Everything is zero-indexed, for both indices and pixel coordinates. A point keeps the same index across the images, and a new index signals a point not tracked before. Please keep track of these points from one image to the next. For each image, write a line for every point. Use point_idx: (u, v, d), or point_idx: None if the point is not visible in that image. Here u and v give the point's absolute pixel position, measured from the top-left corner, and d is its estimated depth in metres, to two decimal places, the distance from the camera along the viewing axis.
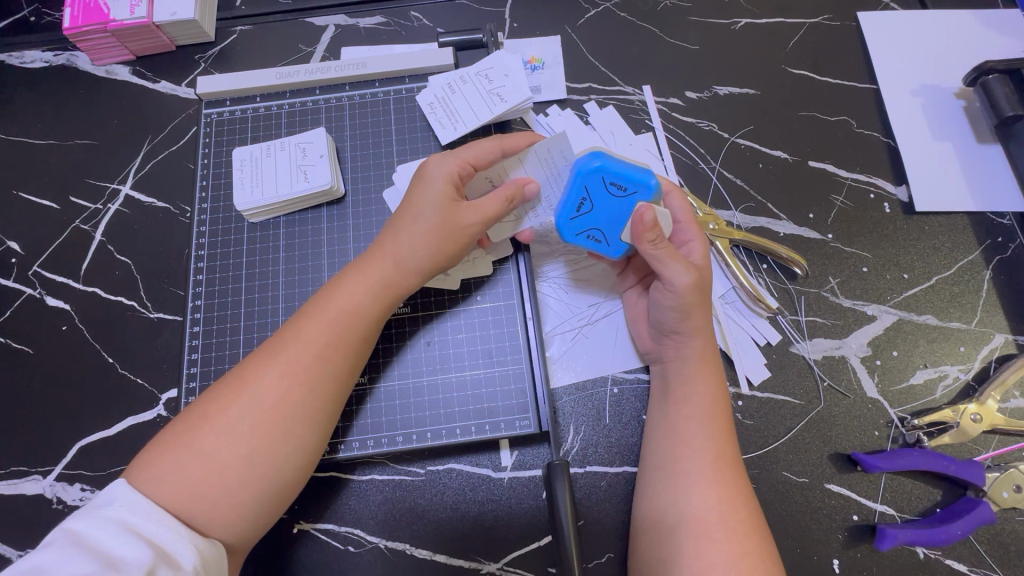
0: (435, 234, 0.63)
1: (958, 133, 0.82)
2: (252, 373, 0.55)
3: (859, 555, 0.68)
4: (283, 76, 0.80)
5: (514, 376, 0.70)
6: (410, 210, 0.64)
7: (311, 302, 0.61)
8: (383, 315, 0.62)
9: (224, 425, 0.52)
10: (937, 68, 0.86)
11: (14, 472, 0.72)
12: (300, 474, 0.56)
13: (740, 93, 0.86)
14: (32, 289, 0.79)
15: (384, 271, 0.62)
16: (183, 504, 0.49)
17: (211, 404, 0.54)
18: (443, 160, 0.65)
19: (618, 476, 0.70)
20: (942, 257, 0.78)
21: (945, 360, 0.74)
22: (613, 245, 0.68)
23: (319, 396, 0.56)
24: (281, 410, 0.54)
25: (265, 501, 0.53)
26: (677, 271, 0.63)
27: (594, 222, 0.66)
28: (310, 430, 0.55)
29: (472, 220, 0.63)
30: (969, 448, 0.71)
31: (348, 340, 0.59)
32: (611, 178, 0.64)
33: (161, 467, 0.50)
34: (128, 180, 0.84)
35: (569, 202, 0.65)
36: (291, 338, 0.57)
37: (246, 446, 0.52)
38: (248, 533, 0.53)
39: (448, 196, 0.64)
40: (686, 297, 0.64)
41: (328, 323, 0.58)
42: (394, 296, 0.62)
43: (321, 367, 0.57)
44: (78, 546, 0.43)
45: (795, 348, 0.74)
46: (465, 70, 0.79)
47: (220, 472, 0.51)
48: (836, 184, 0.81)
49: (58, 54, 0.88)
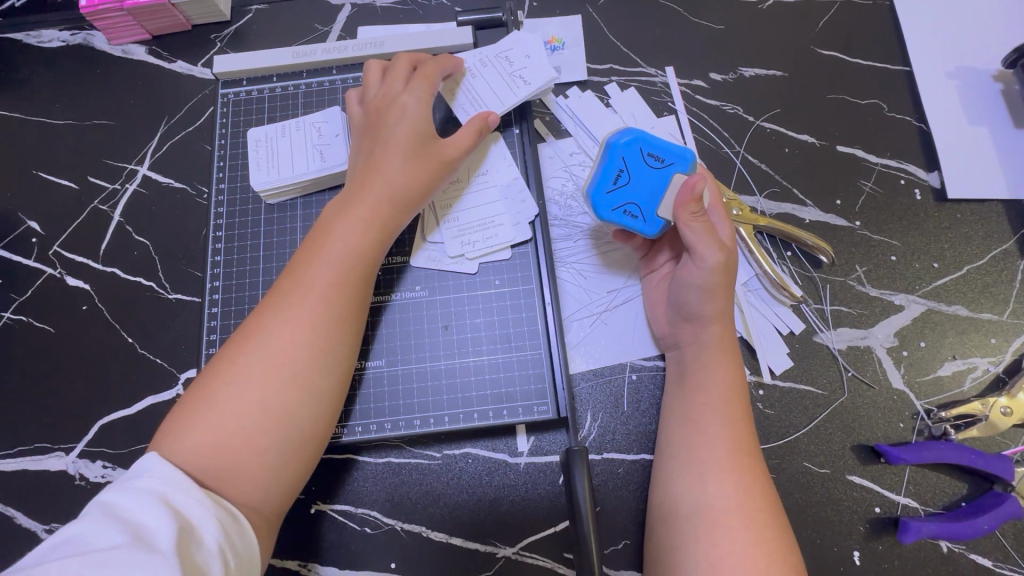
0: (419, 160, 0.64)
1: (994, 118, 0.79)
2: (257, 324, 0.55)
3: (881, 547, 0.67)
4: (299, 55, 0.79)
5: (532, 361, 0.69)
6: (394, 141, 0.64)
7: (307, 249, 0.61)
8: (379, 248, 0.62)
9: (235, 376, 0.52)
10: (974, 49, 0.82)
11: (37, 448, 0.73)
12: (322, 420, 0.55)
13: (767, 75, 0.83)
14: (52, 269, 0.80)
15: (375, 209, 0.62)
16: (210, 462, 0.49)
17: (219, 360, 0.54)
18: (416, 88, 0.67)
19: (635, 464, 0.70)
20: (974, 246, 0.76)
21: (975, 352, 0.72)
22: (651, 222, 0.66)
23: (325, 337, 0.56)
24: (287, 355, 0.54)
25: (288, 453, 0.53)
26: (710, 249, 0.63)
27: (632, 194, 0.66)
28: (321, 372, 0.55)
29: (446, 148, 0.66)
30: (998, 442, 0.69)
31: (348, 279, 0.59)
32: (648, 150, 0.66)
33: (180, 428, 0.51)
34: (146, 160, 0.83)
35: (606, 174, 0.66)
36: (292, 285, 0.57)
37: (258, 391, 0.52)
38: (275, 488, 0.53)
39: (427, 123, 0.66)
40: (714, 277, 0.63)
41: (328, 265, 0.58)
42: (384, 227, 0.62)
43: (324, 308, 0.56)
44: (111, 518, 0.43)
45: (819, 338, 0.73)
46: (485, 53, 0.76)
47: (237, 420, 0.51)
48: (865, 169, 0.79)
49: (75, 33, 0.88)
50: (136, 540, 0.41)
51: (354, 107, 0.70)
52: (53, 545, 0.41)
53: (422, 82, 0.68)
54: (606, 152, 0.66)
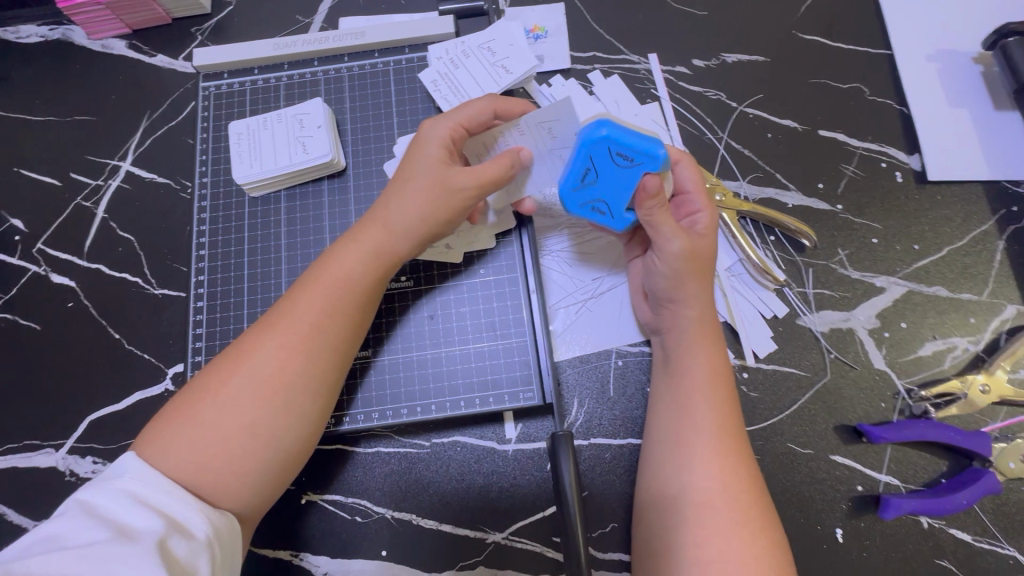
0: (427, 193, 0.61)
1: (974, 99, 0.80)
2: (250, 345, 0.55)
3: (863, 524, 0.68)
4: (280, 47, 0.79)
5: (518, 349, 0.70)
6: (407, 173, 0.62)
7: (306, 272, 0.60)
8: (378, 281, 0.61)
9: (224, 397, 0.52)
10: (954, 32, 0.83)
11: (26, 445, 0.74)
12: (306, 442, 0.56)
13: (749, 61, 0.83)
14: (37, 266, 0.79)
15: (373, 236, 0.61)
16: (188, 474, 0.49)
17: (208, 377, 0.54)
18: (437, 122, 0.64)
19: (622, 448, 0.71)
20: (954, 227, 0.76)
21: (955, 332, 0.73)
22: (619, 218, 0.66)
23: (317, 366, 0.56)
24: (279, 381, 0.54)
25: (270, 469, 0.53)
26: (670, 239, 0.63)
27: (599, 192, 0.64)
28: (310, 400, 0.55)
29: (466, 181, 0.60)
30: (977, 419, 0.70)
31: (343, 307, 0.58)
32: (616, 149, 0.61)
33: (162, 440, 0.50)
34: (129, 156, 0.83)
35: (574, 170, 0.63)
36: (287, 309, 0.57)
37: (247, 415, 0.52)
38: (255, 502, 0.53)
39: (446, 154, 0.62)
40: (678, 265, 0.64)
41: (323, 293, 0.58)
42: (383, 258, 0.61)
43: (319, 336, 0.56)
44: (91, 516, 0.43)
45: (802, 321, 0.73)
46: (467, 42, 0.77)
47: (222, 441, 0.51)
48: (847, 153, 0.79)
49: (54, 28, 0.87)
50: (119, 536, 0.42)
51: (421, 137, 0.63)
52: (32, 542, 0.42)
53: (448, 116, 0.64)
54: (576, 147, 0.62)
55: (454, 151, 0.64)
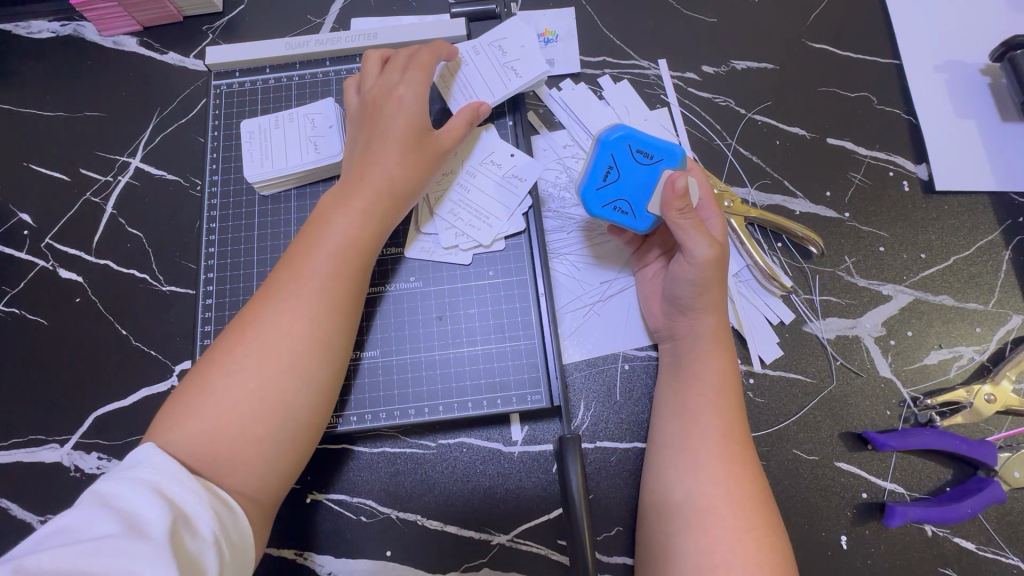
0: (417, 151, 0.65)
1: (981, 111, 0.80)
2: (255, 313, 0.56)
3: (867, 532, 0.68)
4: (293, 47, 0.79)
5: (526, 351, 0.70)
6: (390, 122, 0.65)
7: (305, 239, 0.61)
8: (375, 238, 0.62)
9: (233, 363, 0.53)
10: (963, 43, 0.83)
11: (31, 440, 0.73)
12: (316, 411, 0.56)
13: (759, 68, 0.84)
14: (45, 261, 0.79)
15: (365, 192, 0.62)
16: (206, 445, 0.50)
17: (219, 346, 0.54)
18: (410, 78, 0.67)
19: (627, 452, 0.71)
20: (961, 237, 0.77)
21: (961, 342, 0.73)
22: (640, 217, 0.66)
23: (321, 328, 0.56)
24: (285, 344, 0.54)
25: (284, 440, 0.53)
26: (700, 244, 0.63)
27: (621, 192, 0.66)
28: (317, 363, 0.55)
29: (449, 143, 0.67)
30: (982, 429, 0.71)
31: (346, 271, 0.59)
32: (637, 147, 0.65)
33: (179, 413, 0.51)
34: (138, 152, 0.83)
35: (596, 172, 0.66)
36: (290, 274, 0.57)
37: (256, 380, 0.52)
38: (271, 477, 0.53)
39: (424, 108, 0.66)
40: (705, 271, 0.64)
41: (326, 256, 0.58)
42: (380, 216, 0.62)
43: (323, 299, 0.57)
44: (104, 510, 0.43)
45: (808, 328, 0.74)
46: (476, 42, 0.75)
47: (232, 407, 0.51)
48: (855, 161, 0.80)
49: (65, 24, 0.87)
50: (129, 532, 0.41)
51: (352, 97, 0.70)
52: (47, 534, 0.42)
53: (416, 71, 0.67)
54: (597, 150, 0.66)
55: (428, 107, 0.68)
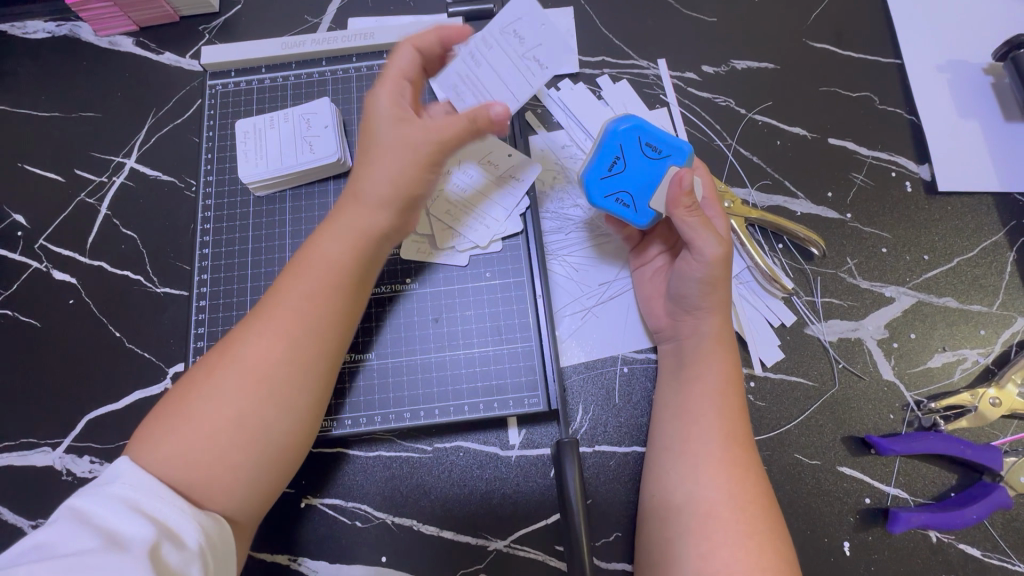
0: (397, 158, 0.59)
1: (984, 110, 0.79)
2: (235, 338, 0.55)
3: (870, 538, 0.67)
4: (289, 46, 0.79)
5: (523, 354, 0.69)
6: (372, 138, 0.62)
7: (292, 265, 0.60)
8: (361, 261, 0.60)
9: (210, 389, 0.52)
10: (965, 42, 0.82)
11: (22, 444, 0.73)
12: (298, 433, 0.54)
13: (759, 67, 0.83)
14: (38, 263, 0.79)
15: (351, 215, 0.60)
16: (179, 471, 0.48)
17: (199, 371, 0.54)
18: (381, 86, 0.62)
19: (626, 456, 0.70)
20: (964, 238, 0.76)
21: (965, 344, 0.72)
22: (640, 212, 0.66)
23: (302, 354, 0.55)
24: (263, 370, 0.53)
25: (263, 465, 0.52)
26: (709, 240, 0.62)
27: (624, 185, 0.65)
28: (297, 390, 0.54)
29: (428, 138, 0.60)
30: (987, 433, 0.70)
31: (328, 293, 0.57)
32: (643, 141, 0.65)
33: (154, 437, 0.50)
34: (133, 153, 0.82)
35: (601, 163, 0.65)
36: (272, 299, 0.57)
37: (233, 407, 0.51)
38: (247, 502, 0.52)
39: (401, 115, 0.61)
40: (713, 270, 0.63)
41: (308, 281, 0.57)
42: (366, 238, 0.60)
43: (304, 322, 0.55)
44: (82, 524, 0.42)
45: (810, 330, 0.73)
46: (487, 29, 0.66)
47: (209, 433, 0.50)
48: (857, 161, 0.79)
49: (61, 24, 0.86)
50: (109, 546, 0.41)
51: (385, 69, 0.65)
52: (23, 551, 0.41)
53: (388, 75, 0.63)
54: (604, 141, 0.65)
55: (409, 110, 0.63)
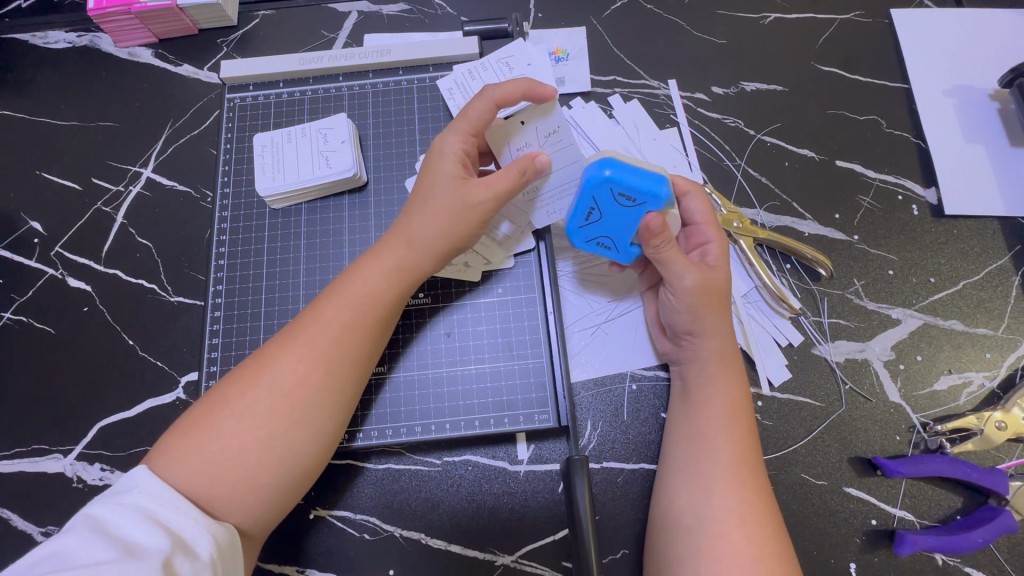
0: (448, 212, 0.61)
1: (990, 136, 0.80)
2: (270, 357, 0.55)
3: (876, 560, 0.67)
4: (307, 62, 0.80)
5: (534, 370, 0.70)
6: (425, 186, 0.63)
7: (328, 286, 0.61)
8: (399, 296, 0.61)
9: (243, 409, 0.52)
10: (971, 68, 0.84)
11: (34, 449, 0.73)
12: (322, 455, 0.56)
13: (768, 89, 0.84)
14: (54, 269, 0.80)
15: (393, 248, 0.61)
16: (202, 489, 0.49)
17: (229, 388, 0.54)
18: (448, 134, 0.64)
19: (634, 473, 0.70)
20: (970, 262, 0.77)
21: (971, 367, 0.73)
22: (624, 251, 0.67)
23: (337, 380, 0.56)
24: (298, 394, 0.54)
25: (284, 485, 0.53)
26: (680, 274, 0.63)
27: (603, 229, 0.65)
28: (327, 414, 0.55)
29: (483, 195, 0.61)
30: (993, 456, 0.70)
31: (363, 323, 0.58)
32: (619, 189, 0.61)
33: (177, 452, 0.50)
34: (150, 163, 0.84)
35: (577, 211, 0.64)
36: (307, 322, 0.57)
37: (266, 429, 0.52)
38: (263, 519, 0.53)
39: (461, 168, 0.62)
40: (693, 300, 0.64)
41: (344, 306, 0.58)
42: (407, 276, 0.61)
43: (339, 349, 0.57)
44: (98, 533, 0.43)
45: (818, 350, 0.73)
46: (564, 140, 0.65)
47: (240, 453, 0.51)
48: (864, 184, 0.80)
49: (82, 35, 0.88)
50: (125, 556, 0.41)
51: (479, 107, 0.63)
52: (35, 560, 0.41)
53: (456, 126, 0.64)
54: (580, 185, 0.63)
55: (467, 164, 0.64)
